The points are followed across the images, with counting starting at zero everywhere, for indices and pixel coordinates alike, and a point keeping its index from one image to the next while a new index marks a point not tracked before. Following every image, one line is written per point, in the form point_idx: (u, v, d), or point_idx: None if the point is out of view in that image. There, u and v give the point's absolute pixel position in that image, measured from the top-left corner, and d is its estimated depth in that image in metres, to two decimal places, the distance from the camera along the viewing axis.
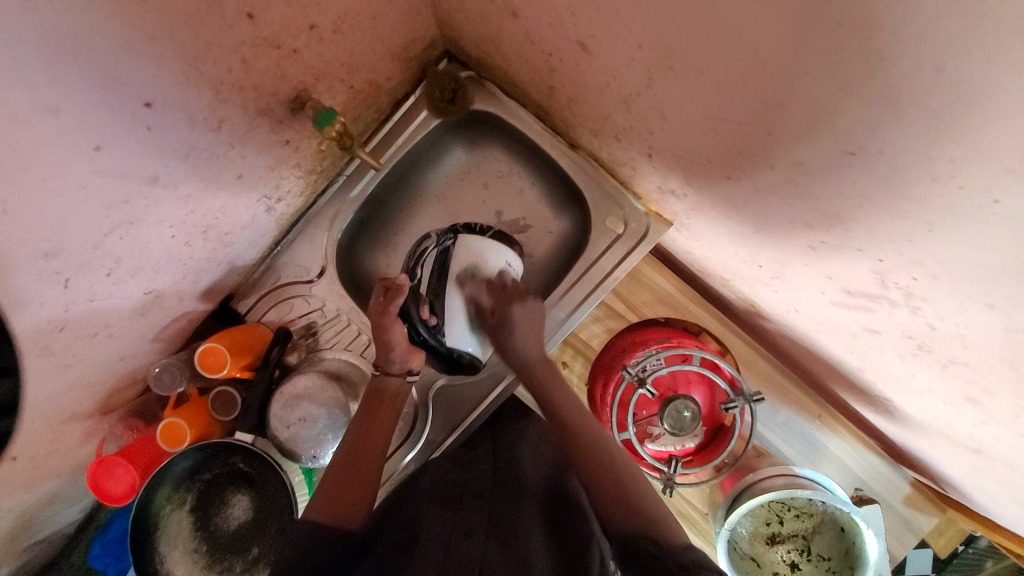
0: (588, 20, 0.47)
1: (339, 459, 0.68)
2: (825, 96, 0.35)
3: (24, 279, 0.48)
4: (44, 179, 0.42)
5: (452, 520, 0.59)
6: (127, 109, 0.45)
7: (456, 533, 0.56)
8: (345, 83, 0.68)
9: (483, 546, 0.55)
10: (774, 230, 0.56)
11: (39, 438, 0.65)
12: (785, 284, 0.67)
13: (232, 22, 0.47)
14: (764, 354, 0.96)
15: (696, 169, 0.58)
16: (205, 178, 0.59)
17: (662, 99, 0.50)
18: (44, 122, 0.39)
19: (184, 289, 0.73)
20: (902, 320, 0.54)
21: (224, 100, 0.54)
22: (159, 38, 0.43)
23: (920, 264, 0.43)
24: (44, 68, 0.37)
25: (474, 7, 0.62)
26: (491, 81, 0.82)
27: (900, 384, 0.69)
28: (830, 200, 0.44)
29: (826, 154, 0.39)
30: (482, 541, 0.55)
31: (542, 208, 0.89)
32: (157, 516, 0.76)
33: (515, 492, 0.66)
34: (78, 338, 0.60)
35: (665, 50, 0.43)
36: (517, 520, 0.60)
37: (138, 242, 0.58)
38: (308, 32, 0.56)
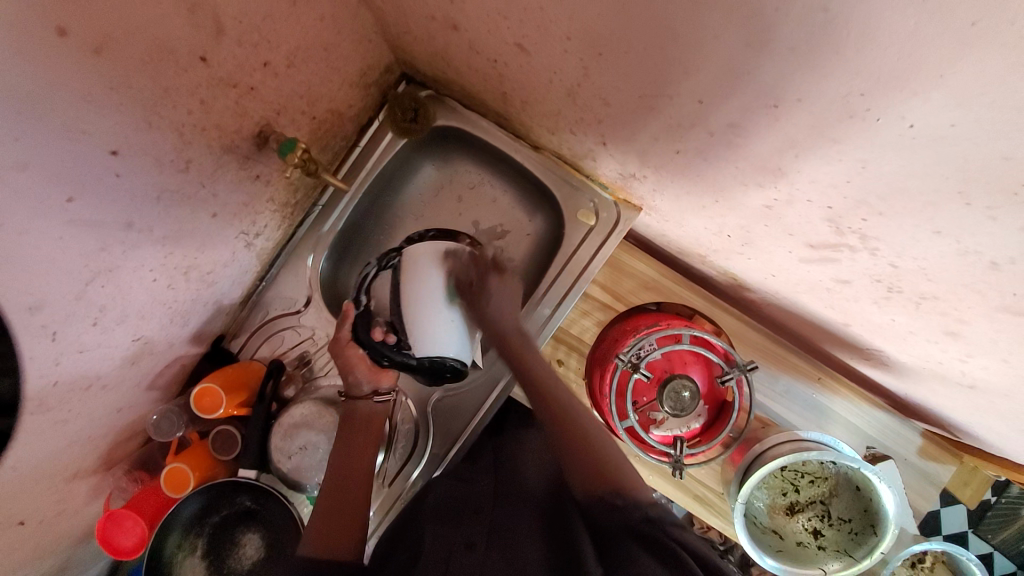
0: (519, 22, 0.50)
1: (326, 483, 0.68)
2: (738, 53, 0.37)
3: (10, 334, 0.49)
4: (19, 232, 0.44)
5: (454, 533, 0.61)
6: (93, 159, 0.47)
7: (457, 547, 0.58)
8: (307, 115, 0.70)
9: (481, 556, 0.56)
10: (730, 197, 0.58)
11: (43, 499, 0.66)
12: (755, 249, 0.69)
13: (187, 66, 0.50)
14: (754, 325, 0.96)
15: (647, 149, 0.60)
16: (179, 221, 0.61)
17: (600, 86, 0.52)
18: (14, 177, 0.42)
19: (174, 333, 0.74)
20: (866, 264, 0.55)
21: (189, 141, 0.56)
22: (116, 87, 0.45)
23: (865, 203, 0.44)
24: (8, 125, 0.39)
25: (419, 27, 0.65)
26: (449, 97, 0.85)
27: (886, 332, 0.69)
28: (770, 155, 0.46)
29: (754, 110, 0.42)
30: (482, 552, 0.57)
31: (515, 211, 0.91)
32: (169, 564, 0.75)
33: (518, 498, 0.68)
34: (71, 392, 0.61)
35: (591, 37, 0.45)
36: (518, 526, 0.62)
37: (121, 289, 0.59)
38: (263, 68, 0.59)
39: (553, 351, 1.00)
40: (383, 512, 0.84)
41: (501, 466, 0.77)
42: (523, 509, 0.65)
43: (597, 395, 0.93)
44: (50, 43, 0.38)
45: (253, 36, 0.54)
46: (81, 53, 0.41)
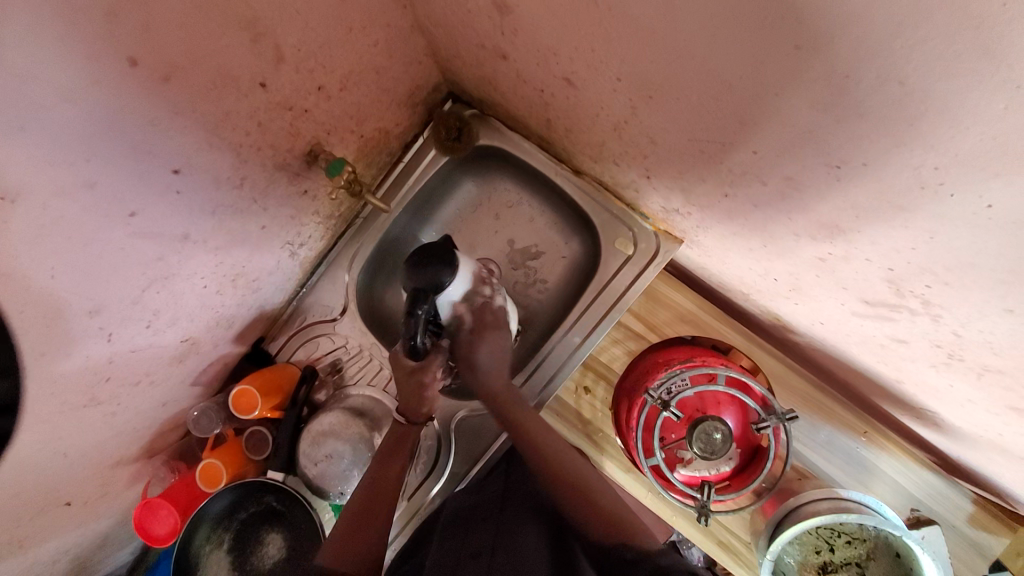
0: (569, 59, 0.49)
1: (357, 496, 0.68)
2: (802, 114, 0.35)
3: (71, 333, 0.53)
4: (85, 243, 0.48)
5: (461, 566, 0.56)
6: (157, 178, 0.50)
7: (464, 556, 0.57)
8: (355, 134, 0.72)
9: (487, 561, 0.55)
10: (781, 244, 0.55)
11: (89, 482, 0.70)
12: (803, 296, 0.66)
13: (247, 91, 0.52)
14: (795, 367, 0.92)
15: (694, 189, 0.58)
16: (231, 233, 0.64)
17: (648, 125, 0.51)
18: (83, 194, 0.45)
19: (218, 335, 0.78)
20: (925, 328, 0.52)
21: (245, 161, 0.58)
22: (183, 112, 0.48)
23: (930, 271, 0.42)
24: (81, 147, 0.42)
25: (469, 54, 0.66)
26: (494, 117, 0.85)
27: (941, 396, 0.65)
28: (827, 213, 0.43)
29: (816, 170, 0.39)
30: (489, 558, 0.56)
31: (552, 234, 0.90)
32: (197, 555, 0.79)
33: (524, 515, 0.64)
34: (122, 386, 0.65)
35: (642, 81, 0.44)
36: (524, 530, 0.60)
37: (173, 295, 0.63)
38: (317, 92, 0.60)
39: (581, 377, 0.99)
40: (402, 526, 0.85)
41: (509, 485, 0.74)
42: (529, 516, 0.64)
43: (622, 425, 0.92)
44: (123, 73, 0.41)
45: (310, 63, 0.56)
46: (152, 82, 0.43)
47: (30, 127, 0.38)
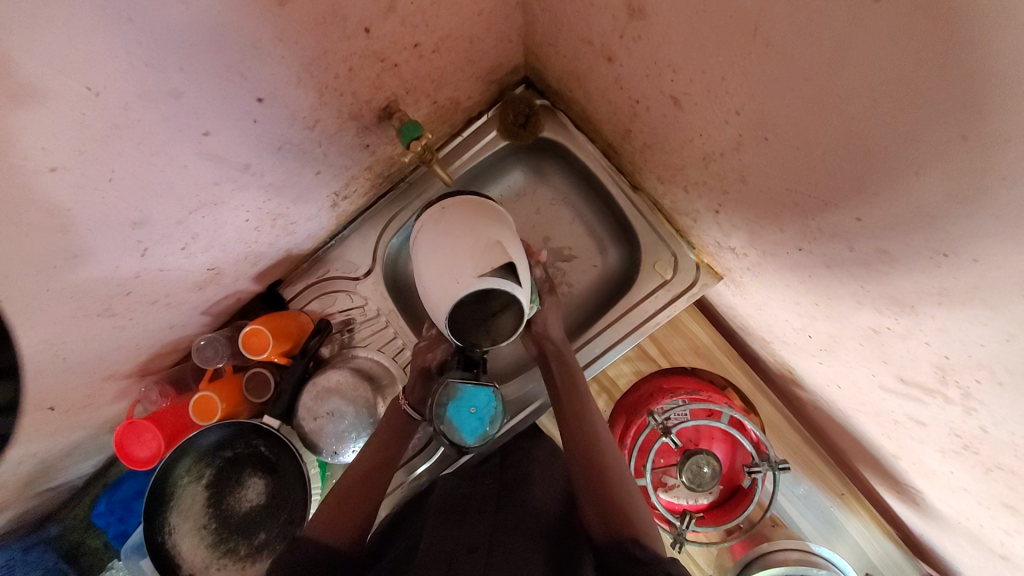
0: (687, 80, 0.48)
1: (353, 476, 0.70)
2: (934, 200, 0.35)
3: (110, 241, 0.50)
4: (152, 154, 0.45)
5: (457, 560, 0.55)
6: (239, 102, 0.47)
7: (460, 549, 0.57)
8: (430, 99, 0.69)
9: (484, 560, 0.55)
10: (836, 307, 0.56)
11: (80, 391, 0.68)
12: (832, 357, 0.67)
13: (351, 33, 0.49)
14: (790, 419, 0.95)
15: (764, 234, 0.58)
16: (287, 171, 0.61)
17: (746, 164, 0.51)
18: (167, 104, 0.42)
19: (241, 270, 0.75)
20: (952, 417, 0.53)
21: (325, 103, 0.56)
22: (286, 41, 0.45)
23: (988, 369, 0.43)
24: (179, 55, 0.39)
25: (568, 45, 0.64)
26: (564, 112, 0.84)
27: (934, 478, 0.67)
28: (904, 292, 0.44)
29: (916, 254, 0.40)
30: (485, 557, 0.56)
31: (590, 241, 0.90)
32: (174, 486, 0.77)
33: (519, 520, 0.63)
34: (138, 303, 0.63)
35: (763, 120, 0.44)
36: (522, 533, 0.61)
37: (216, 222, 0.60)
38: (412, 49, 0.58)
39: None
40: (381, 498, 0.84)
41: (503, 486, 0.73)
42: (527, 517, 0.64)
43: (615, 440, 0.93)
44: None
45: (416, 18, 0.53)
46: (267, 3, 0.40)
47: (139, 22, 0.35)
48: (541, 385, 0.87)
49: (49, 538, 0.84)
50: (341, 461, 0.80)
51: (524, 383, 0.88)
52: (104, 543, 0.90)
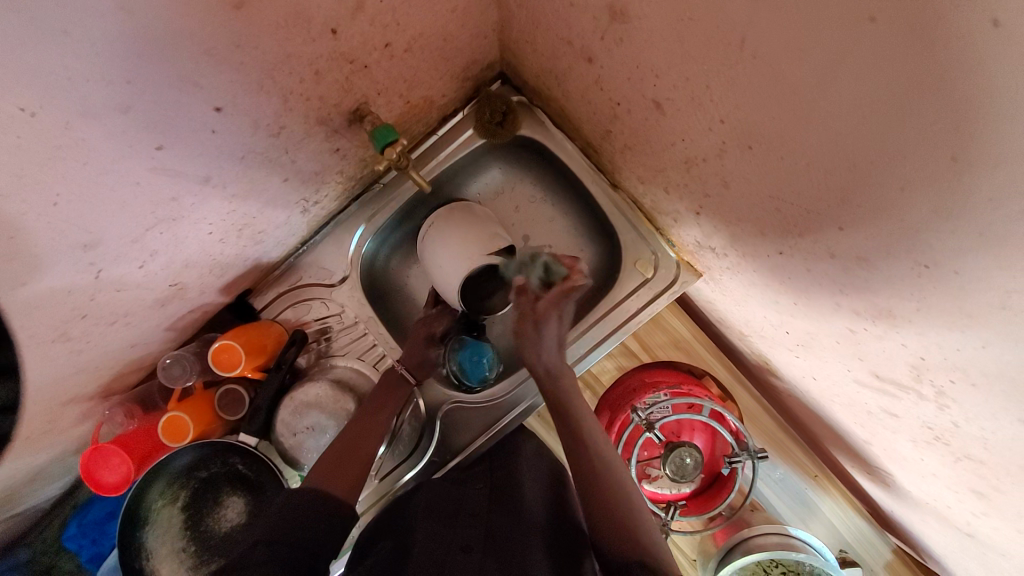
0: (671, 86, 0.48)
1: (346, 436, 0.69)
2: (919, 215, 0.35)
3: (57, 266, 0.46)
4: (99, 173, 0.41)
5: (450, 559, 0.55)
6: (196, 114, 0.44)
7: (454, 550, 0.56)
8: (403, 99, 0.66)
9: (479, 560, 0.55)
10: (816, 308, 0.57)
11: (35, 419, 0.63)
12: (809, 353, 0.69)
13: (316, 36, 0.46)
14: (767, 408, 0.98)
15: (746, 236, 0.58)
16: (253, 181, 0.58)
17: (730, 170, 0.50)
18: (114, 119, 0.38)
19: (207, 283, 0.71)
20: (925, 411, 0.55)
21: (291, 109, 0.52)
22: (244, 47, 0.41)
23: (962, 371, 0.44)
24: (123, 67, 0.35)
25: (546, 43, 0.62)
26: (541, 109, 0.82)
27: (905, 464, 0.70)
28: (884, 297, 0.45)
29: (900, 263, 0.40)
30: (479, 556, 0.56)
31: (569, 239, 0.89)
32: (148, 510, 0.73)
33: (511, 519, 0.62)
34: (95, 325, 0.58)
35: (749, 129, 0.43)
36: (516, 528, 0.61)
37: (176, 237, 0.56)
38: (382, 50, 0.54)
39: None
40: (371, 505, 0.83)
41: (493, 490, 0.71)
42: (519, 513, 0.64)
43: None
44: None
45: (386, 17, 0.50)
46: (221, 8, 0.37)
47: (74, 34, 0.31)
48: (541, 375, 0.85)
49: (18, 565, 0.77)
50: None
51: (510, 385, 0.86)
52: (78, 565, 0.83)
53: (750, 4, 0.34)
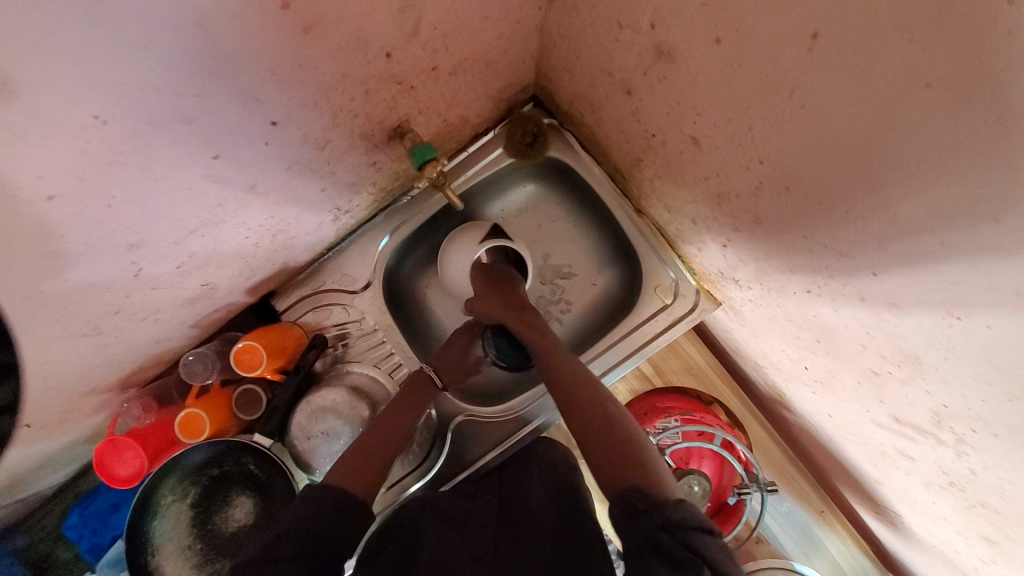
0: (711, 124, 0.49)
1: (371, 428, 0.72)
2: (956, 270, 0.35)
3: (103, 263, 0.47)
4: (156, 177, 0.43)
5: (460, 567, 0.61)
6: (253, 126, 0.45)
7: (464, 560, 0.63)
8: (441, 117, 0.68)
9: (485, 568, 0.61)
10: (839, 346, 0.58)
11: (58, 407, 0.64)
12: (827, 390, 0.69)
13: (371, 58, 0.47)
14: (777, 439, 0.98)
15: (772, 271, 0.59)
16: (293, 189, 0.59)
17: (764, 208, 0.51)
18: (179, 129, 0.40)
19: (236, 284, 0.72)
20: (942, 456, 0.55)
21: (338, 124, 0.54)
22: (307, 66, 0.43)
23: (984, 421, 0.45)
24: (195, 82, 0.37)
25: (585, 72, 0.64)
26: (571, 132, 0.83)
27: (916, 506, 0.70)
28: (912, 343, 0.46)
29: (931, 313, 0.41)
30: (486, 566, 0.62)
31: (589, 261, 0.90)
32: (156, 505, 0.73)
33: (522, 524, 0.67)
34: (128, 320, 0.59)
35: (789, 173, 0.44)
36: (526, 530, 0.66)
37: (215, 240, 0.57)
38: (430, 72, 0.56)
39: None
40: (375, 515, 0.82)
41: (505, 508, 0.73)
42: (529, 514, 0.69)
43: None
44: (272, 13, 0.36)
45: (438, 43, 0.52)
46: (292, 31, 0.39)
47: (155, 49, 0.33)
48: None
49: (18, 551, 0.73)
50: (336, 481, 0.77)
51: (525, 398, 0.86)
52: (76, 555, 0.80)
53: (803, 59, 0.35)
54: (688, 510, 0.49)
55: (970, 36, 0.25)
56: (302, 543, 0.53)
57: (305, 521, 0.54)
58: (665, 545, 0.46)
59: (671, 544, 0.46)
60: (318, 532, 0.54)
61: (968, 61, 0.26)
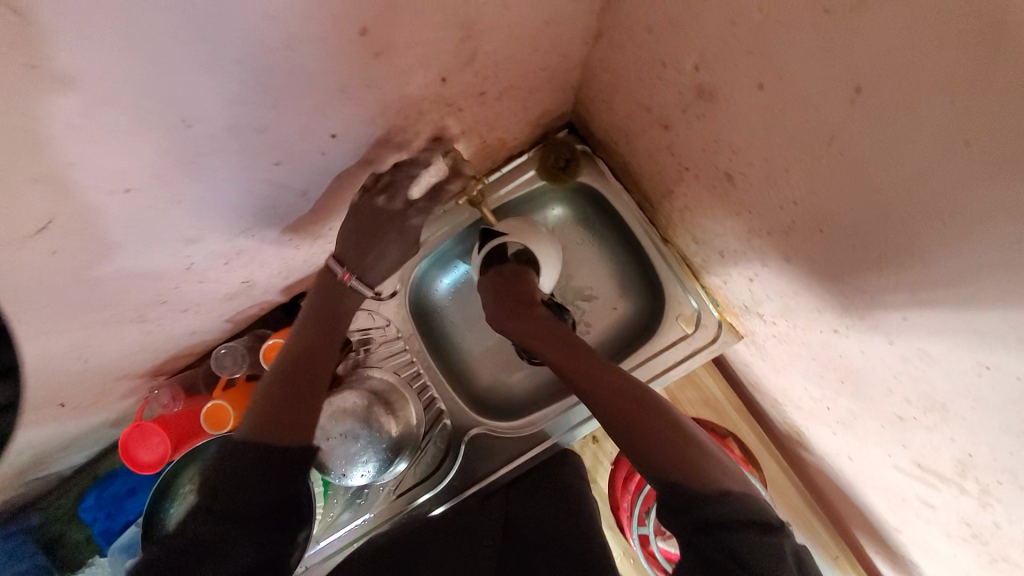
0: (747, 162, 0.51)
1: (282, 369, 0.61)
2: (988, 322, 0.36)
3: (162, 255, 0.50)
4: (222, 180, 0.46)
5: None
6: (314, 138, 0.48)
7: None
8: (482, 138, 0.71)
9: None
10: (864, 388, 0.58)
11: (94, 389, 0.66)
12: (849, 432, 0.69)
13: (428, 82, 0.51)
14: (792, 479, 0.96)
15: (799, 308, 0.60)
16: (338, 198, 0.62)
17: (795, 247, 0.53)
18: (250, 138, 0.43)
19: (273, 283, 0.75)
20: (966, 508, 0.54)
21: (389, 140, 0.57)
22: (370, 87, 0.46)
23: (1012, 475, 0.44)
24: (271, 96, 0.40)
25: (623, 105, 0.66)
26: (603, 159, 0.86)
27: (935, 558, 0.68)
28: (940, 390, 0.46)
29: (960, 362, 0.41)
30: None
31: (611, 285, 0.91)
32: (171, 496, 0.70)
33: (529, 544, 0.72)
34: (171, 310, 0.62)
35: (822, 215, 0.46)
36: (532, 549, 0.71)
37: (261, 241, 0.60)
38: (478, 96, 0.59)
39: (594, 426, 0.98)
40: (381, 523, 0.82)
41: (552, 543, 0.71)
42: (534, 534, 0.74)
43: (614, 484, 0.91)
44: (349, 39, 0.39)
45: (489, 70, 0.55)
46: (363, 55, 0.42)
47: (244, 65, 0.36)
48: (580, 412, 0.85)
49: (31, 527, 0.76)
50: (348, 483, 0.78)
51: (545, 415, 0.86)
52: (87, 537, 0.82)
53: (846, 110, 0.37)
54: (730, 508, 0.47)
55: (1011, 103, 0.27)
56: (216, 521, 0.46)
57: (224, 498, 0.47)
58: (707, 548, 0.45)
59: (713, 551, 0.45)
60: (232, 507, 0.47)
61: (1008, 125, 0.27)
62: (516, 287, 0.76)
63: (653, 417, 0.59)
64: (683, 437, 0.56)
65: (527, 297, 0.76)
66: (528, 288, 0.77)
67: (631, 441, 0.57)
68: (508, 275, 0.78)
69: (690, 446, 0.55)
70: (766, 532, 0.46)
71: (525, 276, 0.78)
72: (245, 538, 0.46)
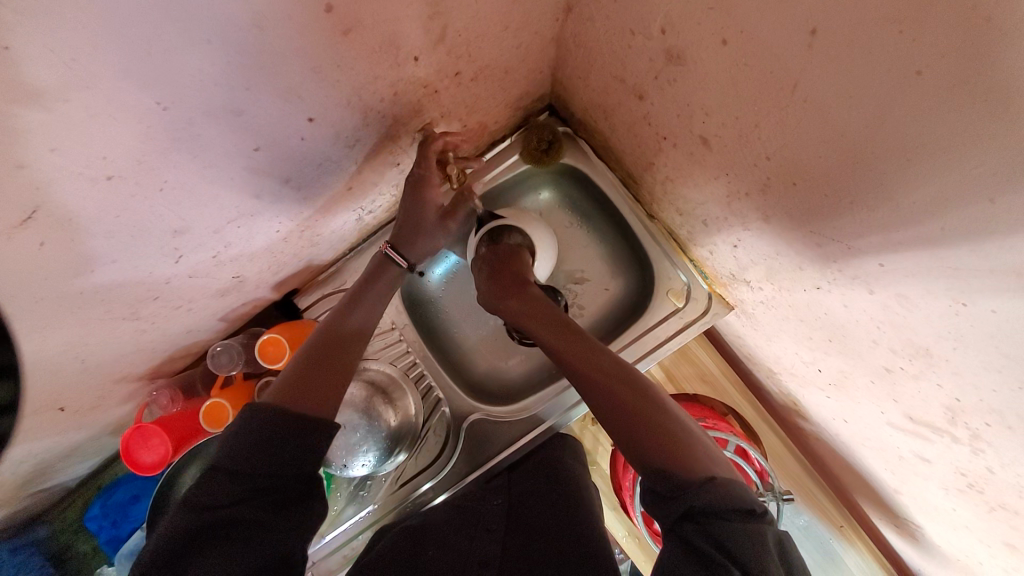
0: (719, 123, 0.52)
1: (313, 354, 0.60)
2: (961, 255, 0.36)
3: (150, 248, 0.51)
4: (204, 166, 0.47)
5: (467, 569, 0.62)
6: (292, 121, 0.49)
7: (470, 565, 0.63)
8: (462, 122, 0.72)
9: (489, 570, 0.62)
10: (851, 343, 0.58)
11: (92, 393, 0.66)
12: (842, 393, 0.69)
13: (400, 62, 0.52)
14: (793, 449, 0.96)
15: (782, 268, 0.61)
16: (322, 188, 0.63)
17: (772, 204, 0.53)
18: (227, 120, 0.44)
19: (264, 278, 0.76)
20: (959, 456, 0.55)
21: (367, 124, 0.58)
22: (343, 67, 0.47)
23: (998, 413, 0.45)
24: (245, 76, 0.41)
25: (599, 81, 0.67)
26: (584, 140, 0.87)
27: (934, 514, 0.69)
28: (922, 335, 0.46)
29: (937, 301, 0.42)
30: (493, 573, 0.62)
31: (601, 266, 0.92)
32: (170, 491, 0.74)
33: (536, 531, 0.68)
34: (163, 308, 0.63)
35: (795, 167, 0.46)
36: (540, 535, 0.67)
37: (250, 231, 0.61)
38: (452, 77, 0.60)
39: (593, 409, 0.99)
40: (385, 513, 0.83)
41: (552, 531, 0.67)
42: (546, 522, 0.69)
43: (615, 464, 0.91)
44: (316, 16, 0.40)
45: (461, 49, 0.56)
46: (333, 34, 0.43)
47: (216, 44, 0.37)
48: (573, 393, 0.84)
49: (39, 540, 0.72)
50: (349, 474, 0.79)
51: (545, 395, 0.86)
52: (94, 547, 0.80)
53: (804, 54, 0.37)
54: (716, 496, 0.46)
55: (955, 22, 0.27)
56: (239, 476, 0.47)
57: (251, 462, 0.47)
58: (692, 541, 0.45)
59: (700, 542, 0.44)
60: (265, 476, 0.47)
61: (955, 47, 0.28)
62: (510, 264, 0.77)
63: (640, 402, 0.58)
64: (669, 421, 0.55)
65: (521, 276, 0.76)
66: (522, 267, 0.78)
67: (614, 420, 0.58)
68: (502, 252, 0.78)
69: (676, 431, 0.54)
70: (751, 517, 0.46)
71: (520, 256, 0.79)
72: (256, 500, 0.46)
